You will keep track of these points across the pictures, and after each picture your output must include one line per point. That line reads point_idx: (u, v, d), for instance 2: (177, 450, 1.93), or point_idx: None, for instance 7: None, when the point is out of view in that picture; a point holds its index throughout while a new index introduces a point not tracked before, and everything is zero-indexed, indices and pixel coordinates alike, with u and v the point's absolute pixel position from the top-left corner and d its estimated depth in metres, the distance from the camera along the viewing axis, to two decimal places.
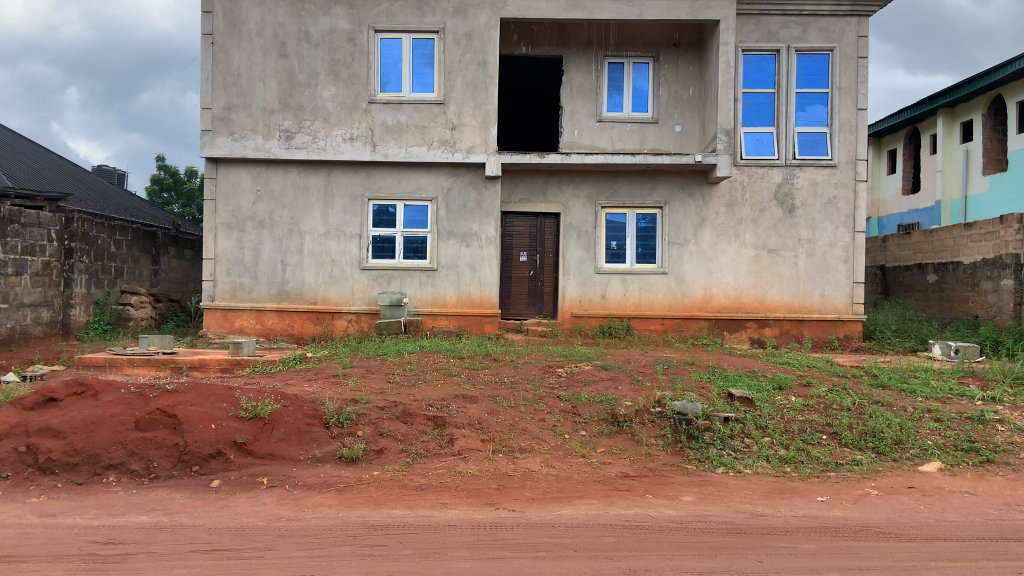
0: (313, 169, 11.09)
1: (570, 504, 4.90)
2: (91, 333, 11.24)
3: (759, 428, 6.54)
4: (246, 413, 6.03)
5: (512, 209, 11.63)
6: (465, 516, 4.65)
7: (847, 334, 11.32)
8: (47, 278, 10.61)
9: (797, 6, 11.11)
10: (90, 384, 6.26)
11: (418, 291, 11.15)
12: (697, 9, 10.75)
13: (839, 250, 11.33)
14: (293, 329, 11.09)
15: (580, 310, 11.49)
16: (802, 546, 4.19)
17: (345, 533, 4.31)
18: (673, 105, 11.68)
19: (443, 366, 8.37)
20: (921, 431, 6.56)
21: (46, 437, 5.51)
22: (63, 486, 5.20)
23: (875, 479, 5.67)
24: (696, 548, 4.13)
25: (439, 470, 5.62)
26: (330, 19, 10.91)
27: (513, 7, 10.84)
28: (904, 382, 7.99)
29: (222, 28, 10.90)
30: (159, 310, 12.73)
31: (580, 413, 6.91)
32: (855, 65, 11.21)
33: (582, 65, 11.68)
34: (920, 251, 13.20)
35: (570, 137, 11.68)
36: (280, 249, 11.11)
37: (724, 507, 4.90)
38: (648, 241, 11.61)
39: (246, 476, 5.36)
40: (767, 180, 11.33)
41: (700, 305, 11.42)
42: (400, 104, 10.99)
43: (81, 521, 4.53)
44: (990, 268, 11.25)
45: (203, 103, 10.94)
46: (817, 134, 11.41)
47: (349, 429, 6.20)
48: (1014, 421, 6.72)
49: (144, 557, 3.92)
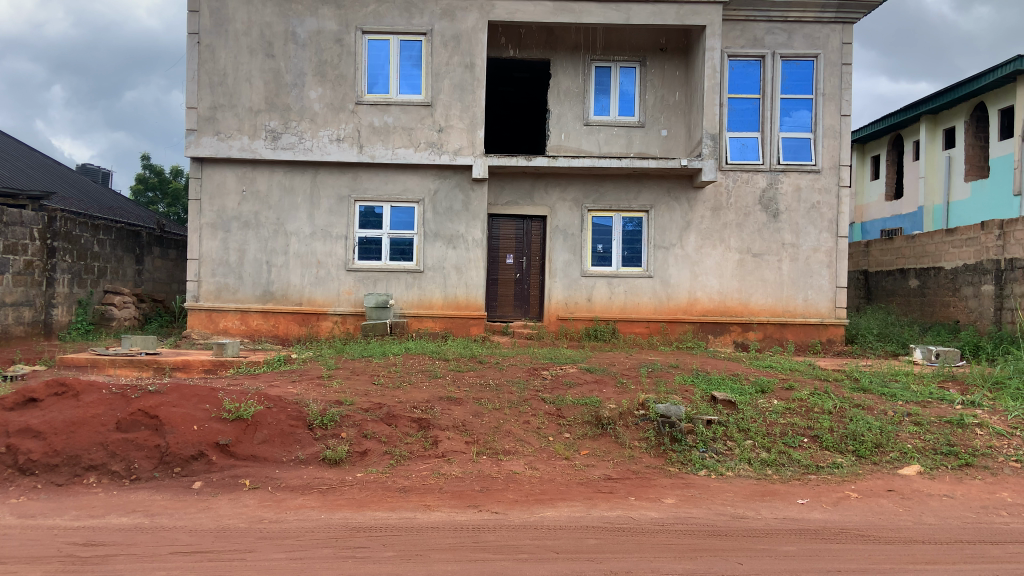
0: (299, 169, 11.07)
1: (553, 506, 4.92)
2: (73, 333, 11.12)
3: (741, 431, 6.60)
4: (229, 414, 6.00)
5: (499, 211, 11.66)
6: (448, 518, 4.66)
7: (830, 339, 11.42)
8: (29, 277, 10.52)
9: (782, 13, 11.21)
10: (72, 384, 6.21)
11: (405, 293, 11.14)
12: (683, 15, 10.85)
13: (823, 255, 11.43)
14: (278, 330, 11.05)
15: (566, 313, 11.50)
16: (782, 548, 4.22)
17: (327, 535, 4.30)
18: (660, 109, 11.76)
19: (427, 368, 8.37)
20: (900, 434, 6.62)
21: (26, 437, 5.47)
22: (43, 487, 5.15)
23: (855, 482, 5.73)
24: (678, 551, 4.15)
25: (423, 472, 5.63)
26: (317, 20, 10.90)
27: (501, 10, 10.87)
28: (885, 386, 8.08)
29: (208, 27, 10.86)
30: (142, 310, 12.55)
31: (564, 415, 6.92)
32: (839, 72, 11.33)
33: (570, 68, 11.73)
34: (902, 256, 13.35)
35: (557, 140, 11.71)
36: (265, 250, 11.07)
37: (706, 510, 4.93)
38: (634, 245, 11.66)
39: (229, 478, 5.32)
40: (752, 185, 11.42)
41: (685, 309, 11.48)
42: (387, 106, 10.98)
43: (60, 522, 4.49)
44: (972, 274, 11.38)
45: (189, 102, 10.89)
46: (801, 140, 11.50)
47: (332, 431, 6.19)
48: (993, 425, 6.81)
49: (125, 558, 3.90)
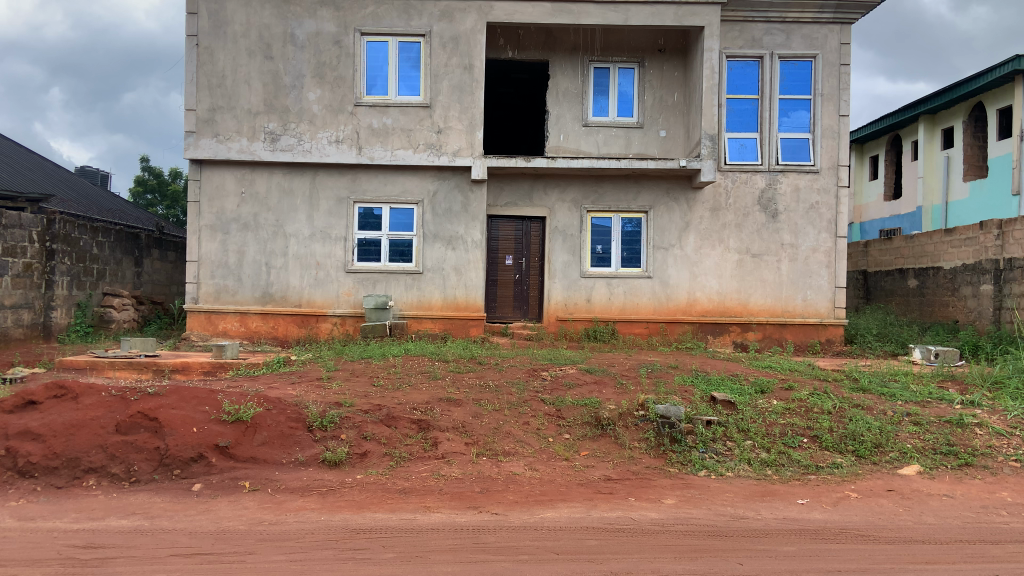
0: (298, 171, 11.07)
1: (553, 507, 4.91)
2: (72, 336, 11.12)
3: (741, 431, 6.60)
4: (228, 416, 5.98)
5: (498, 212, 11.66)
6: (448, 519, 4.65)
7: (829, 339, 11.42)
8: (28, 280, 10.51)
9: (780, 13, 11.23)
10: (71, 387, 6.19)
11: (404, 294, 11.14)
12: (681, 15, 10.86)
13: (822, 255, 11.44)
14: (278, 332, 11.04)
15: (565, 313, 11.50)
16: (782, 549, 4.22)
17: (326, 537, 4.30)
18: (658, 110, 11.77)
19: (427, 370, 8.35)
20: (900, 434, 6.62)
21: (26, 440, 5.46)
22: (42, 489, 5.14)
23: (854, 482, 5.73)
24: (678, 551, 4.15)
25: (423, 473, 5.62)
26: (316, 21, 10.90)
27: (500, 11, 10.88)
28: (884, 386, 8.07)
29: (207, 29, 10.86)
30: (141, 312, 12.61)
31: (564, 416, 6.92)
32: (837, 72, 11.35)
33: (568, 69, 11.74)
34: (901, 256, 13.36)
35: (556, 141, 11.72)
36: (265, 252, 11.07)
37: (706, 510, 4.93)
38: (633, 245, 11.66)
39: (228, 480, 5.32)
40: (750, 186, 11.43)
41: (684, 309, 11.48)
42: (386, 107, 10.98)
43: (59, 525, 4.48)
44: (970, 273, 11.39)
45: (188, 104, 10.89)
46: (800, 140, 11.50)
47: (332, 432, 6.19)
48: (992, 425, 6.81)
49: (124, 561, 3.89)
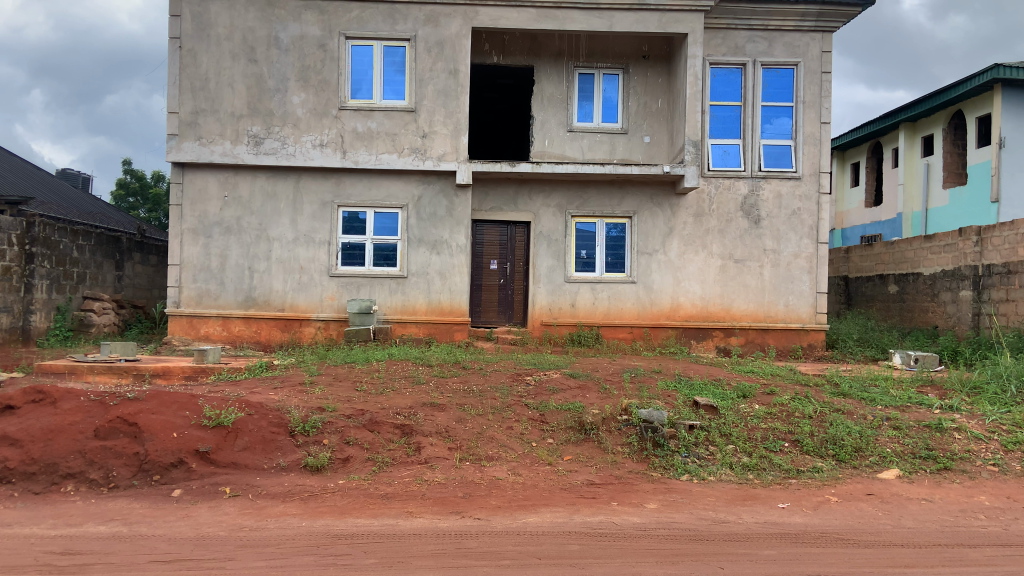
0: (282, 175, 11.02)
1: (536, 512, 4.92)
2: (52, 340, 10.97)
3: (723, 436, 6.63)
4: (209, 421, 5.90)
5: (483, 217, 11.66)
6: (431, 524, 4.65)
7: (810, 344, 11.55)
8: (6, 283, 10.38)
9: (762, 21, 11.37)
10: (50, 391, 6.11)
11: (388, 299, 11.12)
12: (665, 23, 10.95)
13: (804, 260, 11.55)
14: (261, 336, 10.96)
15: (550, 318, 11.51)
16: (762, 552, 4.25)
17: (308, 542, 4.27)
18: (643, 115, 11.84)
19: (410, 375, 8.31)
20: (880, 438, 6.68)
21: (3, 445, 5.39)
22: (19, 495, 5.07)
23: (834, 486, 5.79)
24: (659, 555, 4.16)
25: (405, 478, 5.61)
26: (301, 25, 10.88)
27: (485, 17, 10.94)
28: (865, 391, 8.14)
29: (190, 32, 10.80)
30: (122, 316, 12.47)
31: (547, 421, 6.91)
32: (819, 80, 11.49)
33: (554, 75, 11.79)
34: (881, 262, 13.53)
35: (541, 146, 11.74)
36: (248, 256, 11.00)
37: (688, 514, 4.95)
38: (617, 250, 11.72)
39: (209, 486, 5.28)
40: (733, 192, 11.52)
41: (667, 313, 11.54)
42: (370, 111, 10.97)
43: (36, 531, 4.43)
44: (950, 279, 11.56)
45: (170, 107, 10.82)
46: (782, 147, 11.62)
47: (314, 438, 6.15)
48: (970, 429, 6.89)
49: (102, 568, 3.85)
